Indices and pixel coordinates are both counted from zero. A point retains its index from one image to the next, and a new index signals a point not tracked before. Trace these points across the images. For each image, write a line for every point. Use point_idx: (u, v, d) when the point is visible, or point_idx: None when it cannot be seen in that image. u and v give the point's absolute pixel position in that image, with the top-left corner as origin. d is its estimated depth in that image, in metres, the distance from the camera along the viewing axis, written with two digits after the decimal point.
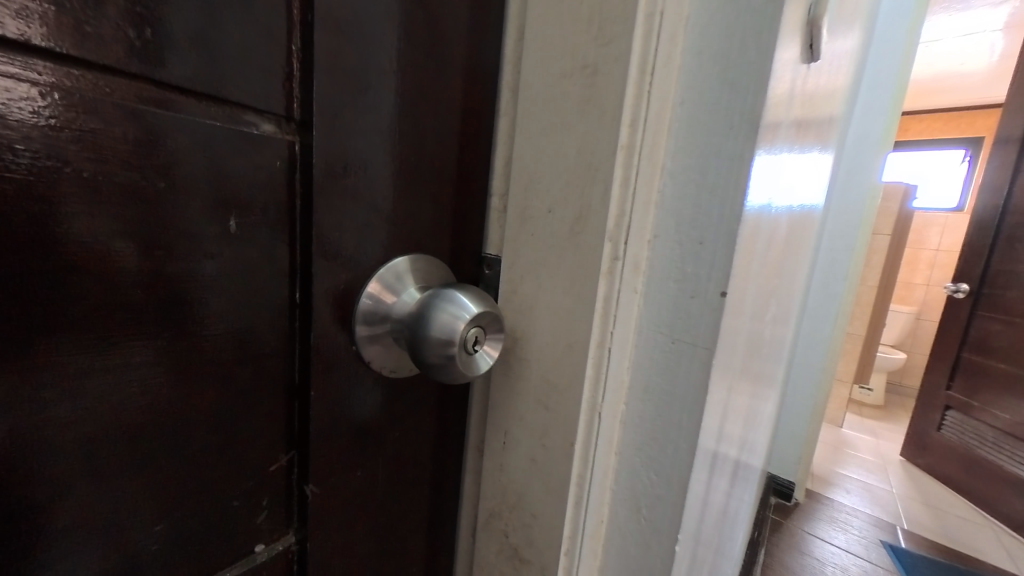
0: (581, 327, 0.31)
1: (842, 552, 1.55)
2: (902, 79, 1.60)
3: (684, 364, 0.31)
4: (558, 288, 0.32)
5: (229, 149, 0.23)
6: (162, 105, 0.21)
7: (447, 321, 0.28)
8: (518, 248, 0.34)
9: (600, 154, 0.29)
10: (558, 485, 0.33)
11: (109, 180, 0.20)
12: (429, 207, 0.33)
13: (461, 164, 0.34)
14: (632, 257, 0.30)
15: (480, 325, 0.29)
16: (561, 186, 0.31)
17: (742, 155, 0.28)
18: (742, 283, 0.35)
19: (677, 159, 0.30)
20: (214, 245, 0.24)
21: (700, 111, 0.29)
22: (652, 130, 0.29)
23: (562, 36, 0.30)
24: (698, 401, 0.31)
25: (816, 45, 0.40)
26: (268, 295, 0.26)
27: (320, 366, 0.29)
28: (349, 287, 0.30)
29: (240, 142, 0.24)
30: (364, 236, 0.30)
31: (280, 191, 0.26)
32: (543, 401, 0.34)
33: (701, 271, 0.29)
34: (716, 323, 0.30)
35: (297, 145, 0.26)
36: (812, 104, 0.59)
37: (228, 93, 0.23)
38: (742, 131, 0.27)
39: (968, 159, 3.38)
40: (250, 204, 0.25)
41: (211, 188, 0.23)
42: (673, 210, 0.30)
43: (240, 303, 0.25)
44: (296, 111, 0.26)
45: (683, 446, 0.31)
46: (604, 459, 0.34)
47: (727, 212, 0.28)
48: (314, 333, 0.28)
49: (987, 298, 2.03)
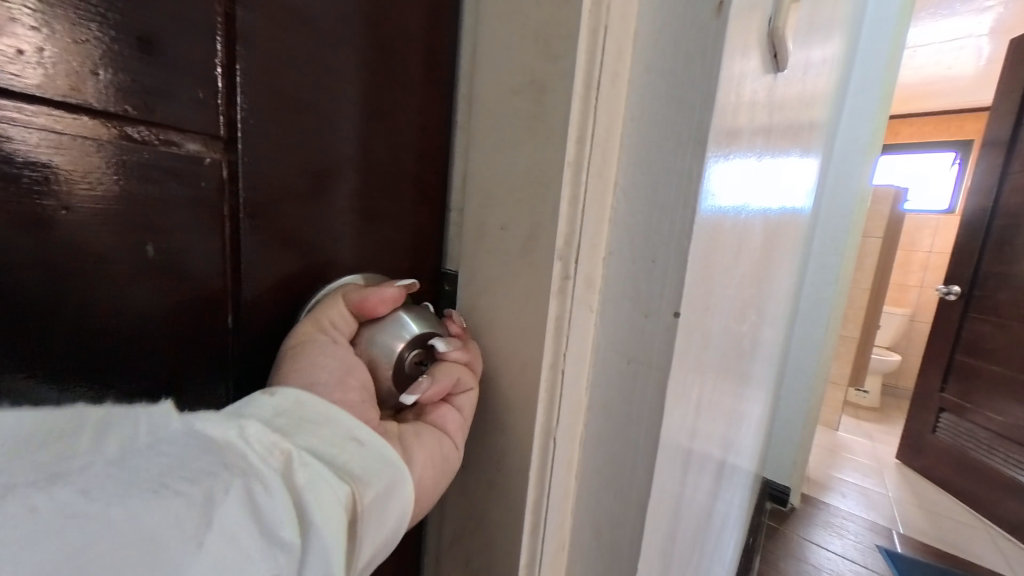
0: (536, 348, 0.30)
1: (838, 558, 1.53)
2: (888, 87, 1.61)
3: (639, 385, 0.30)
4: (511, 306, 0.31)
5: (167, 175, 0.22)
6: (103, 133, 0.20)
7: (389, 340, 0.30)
8: (475, 266, 0.33)
9: (549, 173, 0.28)
10: (515, 509, 0.32)
11: (71, 223, 0.20)
12: (385, 227, 0.32)
13: (417, 181, 0.34)
14: (585, 274, 0.30)
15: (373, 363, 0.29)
16: (513, 205, 0.30)
17: (691, 172, 0.27)
18: (706, 297, 0.35)
19: (629, 175, 0.29)
20: (157, 279, 0.23)
21: (648, 128, 0.28)
22: (601, 146, 0.28)
23: (510, 51, 0.30)
24: (653, 423, 0.29)
25: (782, 54, 0.41)
26: (203, 331, 0.25)
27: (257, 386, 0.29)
28: (290, 309, 0.29)
29: (176, 170, 0.23)
30: (277, 323, 0.29)
31: (207, 217, 0.24)
32: (502, 424, 0.33)
33: (654, 291, 0.28)
34: (670, 343, 0.28)
35: (226, 165, 0.24)
36: (787, 110, 0.59)
37: (167, 114, 0.22)
38: (690, 147, 0.26)
39: (957, 162, 3.42)
40: (193, 232, 0.24)
41: (149, 220, 0.22)
42: (625, 227, 0.29)
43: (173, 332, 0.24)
44: (224, 128, 0.24)
45: (641, 469, 0.30)
46: (563, 481, 0.33)
47: (676, 229, 0.27)
48: (247, 354, 0.28)
49: (978, 300, 2.04)
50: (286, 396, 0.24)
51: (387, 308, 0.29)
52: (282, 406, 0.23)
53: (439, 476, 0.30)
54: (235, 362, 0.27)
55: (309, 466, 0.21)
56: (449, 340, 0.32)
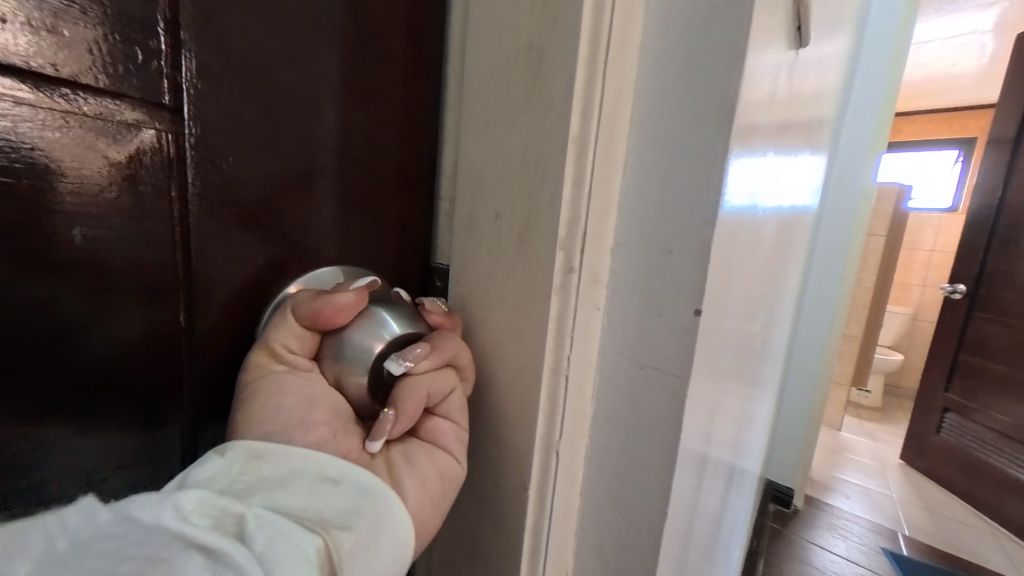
0: (536, 353, 0.26)
1: (842, 560, 1.50)
2: (892, 82, 1.58)
3: (652, 393, 0.26)
4: (506, 304, 0.28)
5: (103, 143, 0.20)
6: (30, 104, 0.19)
7: (363, 345, 0.27)
8: (466, 260, 0.30)
9: (547, 152, 0.25)
10: (510, 530, 0.29)
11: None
12: (365, 217, 0.30)
13: (402, 167, 0.30)
14: (590, 269, 0.26)
15: (342, 382, 0.27)
16: (507, 191, 0.27)
17: (714, 149, 0.23)
18: (721, 295, 0.31)
19: (640, 155, 0.26)
20: (94, 262, 0.21)
21: (662, 101, 0.25)
22: (609, 121, 0.25)
23: (505, 14, 0.26)
24: (668, 436, 0.26)
25: (803, 28, 0.37)
26: (151, 327, 0.23)
27: (219, 388, 0.26)
28: (253, 302, 0.26)
29: (112, 139, 0.21)
30: (236, 355, 0.27)
31: (148, 193, 0.22)
32: (497, 437, 0.29)
33: (668, 287, 0.25)
34: (689, 346, 0.25)
35: (171, 138, 0.22)
36: (799, 97, 0.56)
37: (103, 75, 0.20)
38: (713, 120, 0.23)
39: (961, 160, 3.38)
40: (135, 210, 0.22)
41: (82, 198, 0.20)
42: (636, 214, 0.26)
43: (118, 325, 0.22)
44: (168, 97, 0.22)
45: (653, 488, 0.27)
46: (564, 500, 0.29)
47: (697, 216, 0.24)
48: (204, 354, 0.25)
49: (982, 299, 2.01)
50: (236, 452, 0.22)
51: (348, 315, 0.26)
52: (233, 466, 0.22)
53: (442, 486, 0.28)
54: (190, 404, 0.25)
55: (265, 527, 0.20)
56: (420, 347, 0.27)
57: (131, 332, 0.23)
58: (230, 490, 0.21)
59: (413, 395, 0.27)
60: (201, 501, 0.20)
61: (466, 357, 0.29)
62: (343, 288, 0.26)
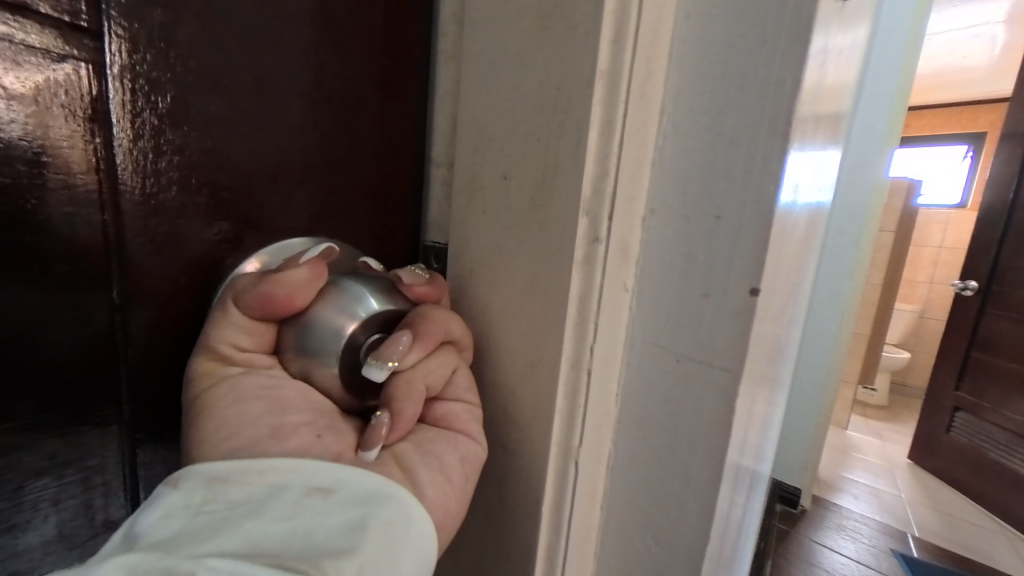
0: (553, 339, 0.22)
1: (852, 562, 1.45)
2: (907, 72, 1.52)
3: (693, 392, 0.22)
4: (516, 283, 0.23)
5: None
6: None
7: (334, 332, 0.22)
8: (467, 229, 0.25)
9: (568, 91, 0.20)
10: (520, 553, 0.25)
11: None
12: (339, 180, 0.25)
13: (388, 124, 0.26)
14: (619, 240, 0.21)
15: (312, 379, 0.23)
16: (518, 144, 0.22)
17: (783, 83, 0.18)
18: (777, 272, 0.26)
19: (682, 100, 0.21)
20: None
21: (712, 28, 0.20)
22: (645, 54, 0.20)
23: None
24: (713, 444, 0.21)
25: None
26: (80, 307, 0.19)
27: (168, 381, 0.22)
28: (204, 279, 0.22)
29: (12, 63, 0.17)
30: (187, 343, 0.22)
31: (61, 135, 0.18)
32: (503, 443, 0.25)
33: (717, 263, 0.20)
34: (743, 336, 0.20)
35: (90, 70, 0.18)
36: None
37: None
38: (781, 47, 0.18)
39: (970, 155, 3.31)
40: (43, 158, 0.18)
41: None
42: (675, 172, 0.21)
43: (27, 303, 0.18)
44: (84, 14, 0.18)
45: (694, 506, 0.22)
46: (584, 518, 0.25)
47: (756, 170, 0.19)
48: (144, 341, 0.21)
49: (995, 296, 1.95)
50: (192, 482, 0.19)
51: (305, 297, 0.21)
52: (191, 497, 0.18)
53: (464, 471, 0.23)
54: (131, 400, 0.21)
55: None
56: (401, 334, 0.22)
57: (61, 318, 0.19)
58: (185, 532, 0.17)
59: (407, 392, 0.23)
60: (133, 568, 0.15)
61: (459, 330, 0.24)
62: (290, 263, 0.21)
